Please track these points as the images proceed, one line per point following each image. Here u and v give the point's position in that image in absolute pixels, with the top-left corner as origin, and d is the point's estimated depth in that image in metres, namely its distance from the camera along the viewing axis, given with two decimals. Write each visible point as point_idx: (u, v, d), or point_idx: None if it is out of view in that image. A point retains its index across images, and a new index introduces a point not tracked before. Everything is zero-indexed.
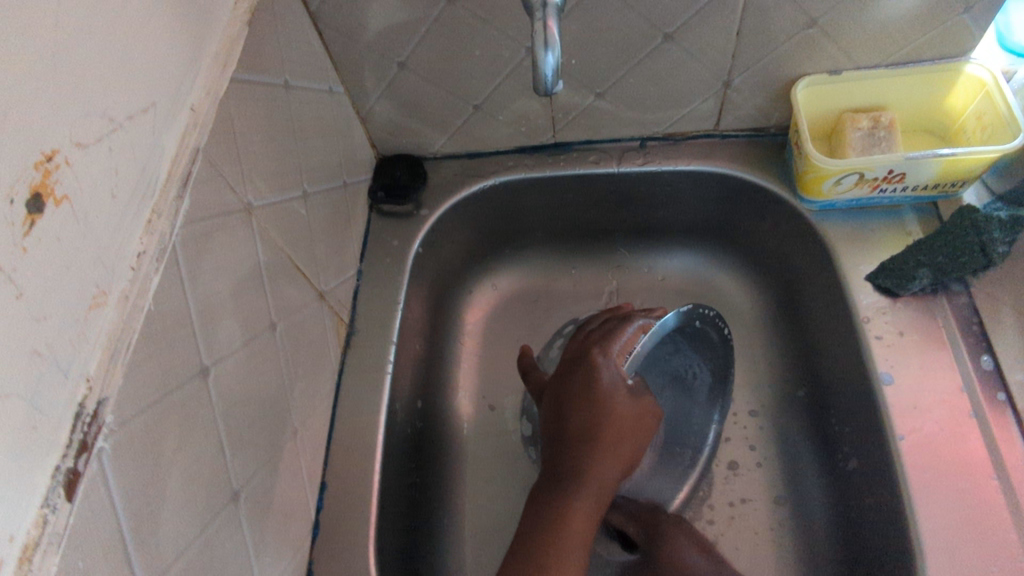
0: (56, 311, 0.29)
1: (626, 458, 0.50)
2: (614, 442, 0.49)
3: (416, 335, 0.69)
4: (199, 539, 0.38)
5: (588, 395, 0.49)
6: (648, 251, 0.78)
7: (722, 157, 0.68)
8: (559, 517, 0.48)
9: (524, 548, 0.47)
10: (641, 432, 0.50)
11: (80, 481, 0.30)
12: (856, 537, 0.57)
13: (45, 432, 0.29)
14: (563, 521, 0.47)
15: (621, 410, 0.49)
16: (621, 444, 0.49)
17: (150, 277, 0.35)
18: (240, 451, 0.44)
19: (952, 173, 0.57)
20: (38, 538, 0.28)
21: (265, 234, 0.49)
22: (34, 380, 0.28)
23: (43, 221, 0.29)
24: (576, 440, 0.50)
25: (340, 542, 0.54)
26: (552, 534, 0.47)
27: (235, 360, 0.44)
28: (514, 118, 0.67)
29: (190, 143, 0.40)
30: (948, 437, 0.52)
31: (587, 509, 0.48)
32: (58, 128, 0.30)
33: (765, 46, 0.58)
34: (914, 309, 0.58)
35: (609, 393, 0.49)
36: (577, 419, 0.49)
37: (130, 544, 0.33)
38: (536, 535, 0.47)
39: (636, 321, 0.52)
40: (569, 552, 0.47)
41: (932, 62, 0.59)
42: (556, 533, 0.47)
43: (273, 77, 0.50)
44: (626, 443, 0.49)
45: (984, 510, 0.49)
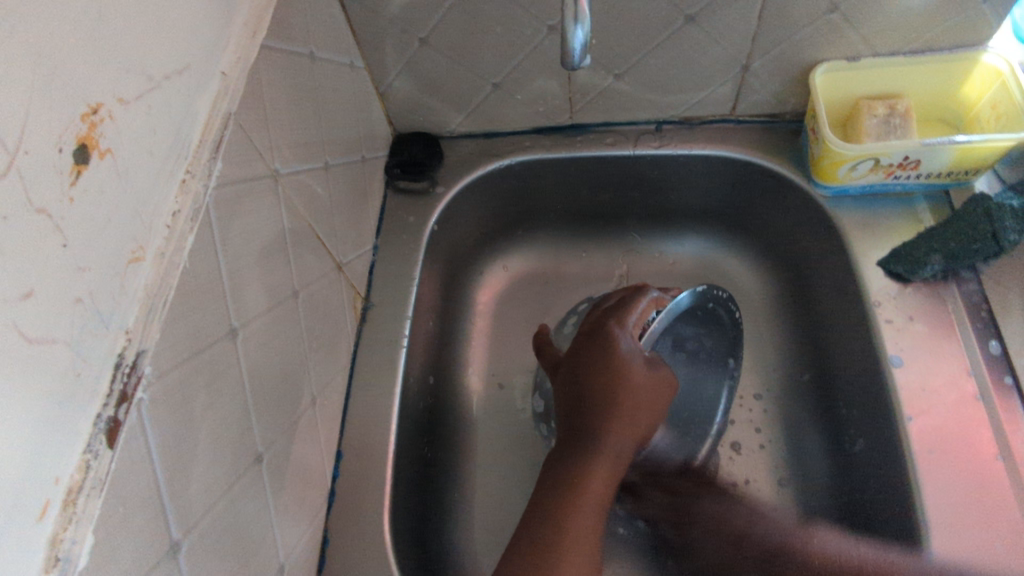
0: (98, 263, 0.30)
1: (642, 429, 0.51)
2: (630, 411, 0.50)
3: (429, 311, 0.69)
4: (226, 496, 0.39)
5: (606, 364, 0.50)
6: (659, 235, 0.79)
7: (737, 142, 0.69)
8: (577, 486, 0.48)
9: (542, 517, 0.48)
10: (657, 403, 0.51)
11: (120, 430, 0.30)
12: (861, 515, 0.58)
13: (87, 379, 0.29)
14: (580, 489, 0.48)
15: (638, 379, 0.50)
16: (638, 414, 0.50)
17: (185, 236, 0.36)
18: (264, 414, 0.44)
19: (966, 161, 0.58)
20: (81, 482, 0.28)
21: (289, 202, 0.50)
22: (78, 328, 0.29)
23: (88, 172, 0.29)
24: (592, 410, 0.50)
25: (355, 511, 0.55)
26: (570, 503, 0.48)
27: (260, 324, 0.44)
28: (532, 97, 0.67)
29: (222, 107, 0.40)
30: (955, 419, 0.53)
31: (604, 477, 0.49)
32: (101, 82, 0.30)
33: (785, 30, 0.58)
34: (925, 294, 0.59)
35: (625, 362, 0.50)
36: (594, 389, 0.50)
37: (164, 496, 0.34)
38: (554, 502, 0.48)
39: (650, 294, 0.55)
40: (587, 520, 0.47)
41: (949, 51, 0.59)
42: (574, 501, 0.48)
43: (300, 47, 0.51)
44: (642, 414, 0.51)
45: (989, 490, 0.50)
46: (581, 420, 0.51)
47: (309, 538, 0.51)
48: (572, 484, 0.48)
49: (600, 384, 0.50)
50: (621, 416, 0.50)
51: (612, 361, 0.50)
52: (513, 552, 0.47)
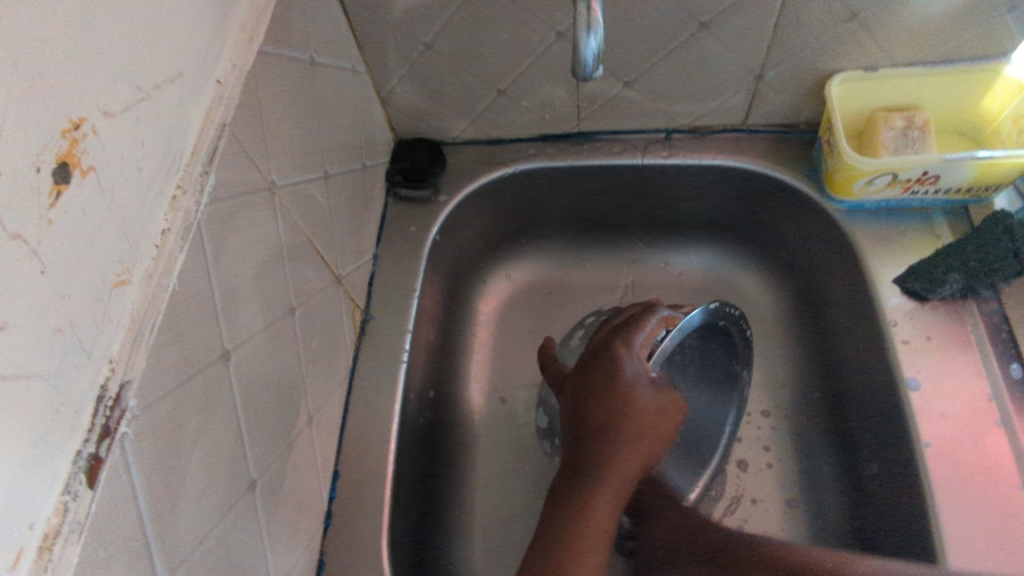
0: (80, 289, 0.28)
1: (646, 456, 0.49)
2: (634, 435, 0.49)
3: (430, 324, 0.67)
4: (216, 528, 0.37)
5: (611, 385, 0.49)
6: (666, 246, 0.77)
7: (749, 152, 0.67)
8: (580, 511, 0.46)
9: (544, 545, 0.45)
10: (662, 428, 0.50)
11: (101, 467, 0.28)
12: (875, 541, 0.56)
13: (66, 415, 0.27)
14: (583, 515, 0.46)
15: (643, 402, 0.49)
16: (641, 440, 0.49)
17: (175, 256, 0.34)
18: (258, 438, 0.42)
19: (987, 176, 0.56)
20: (58, 526, 0.26)
21: (286, 215, 0.47)
22: (57, 361, 0.27)
23: (69, 192, 0.27)
24: (597, 432, 0.49)
25: (351, 533, 0.53)
26: (571, 531, 0.45)
27: (255, 344, 0.42)
28: (539, 104, 0.65)
29: (216, 117, 0.38)
30: (975, 446, 0.51)
31: (607, 504, 0.47)
32: (84, 94, 0.28)
33: (802, 39, 0.56)
34: (943, 313, 0.57)
35: (632, 384, 0.49)
36: (599, 411, 0.49)
37: (150, 534, 0.32)
38: (557, 529, 0.45)
39: (659, 312, 0.53)
40: (590, 548, 0.45)
41: (971, 62, 0.57)
42: (578, 528, 0.45)
43: (299, 52, 0.48)
44: (647, 440, 0.49)
45: (1011, 521, 0.48)
46: (586, 443, 0.49)
47: (304, 563, 0.49)
48: (575, 509, 0.46)
49: (605, 406, 0.49)
50: (627, 440, 0.48)
51: (619, 384, 0.49)
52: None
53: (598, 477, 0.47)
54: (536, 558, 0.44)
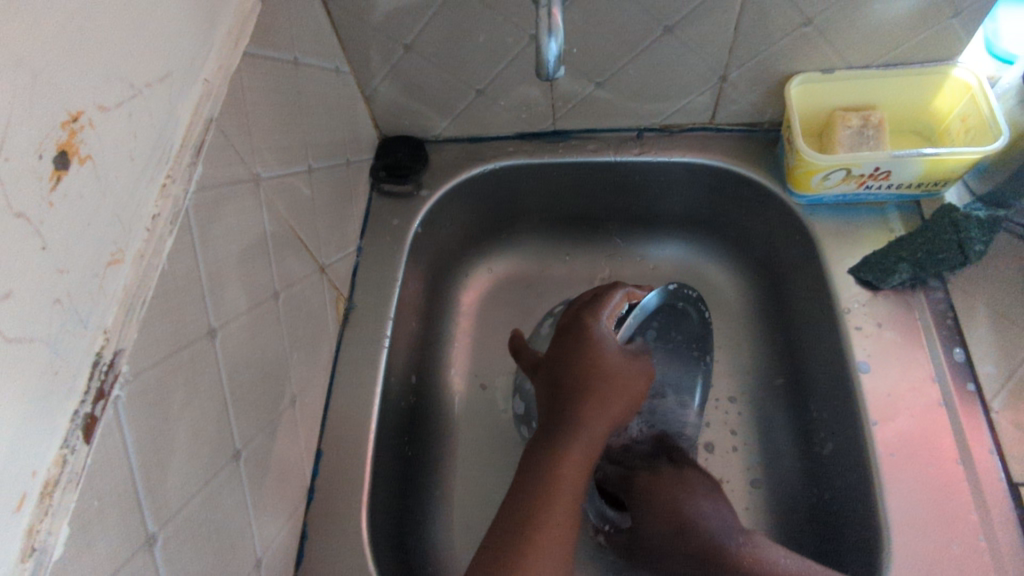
0: (76, 265, 0.31)
1: (615, 416, 0.52)
2: (603, 397, 0.51)
3: (412, 312, 0.70)
4: (202, 491, 0.40)
5: (583, 350, 0.53)
6: (640, 240, 0.80)
7: (716, 150, 0.70)
8: (550, 469, 0.48)
9: (520, 499, 0.47)
10: (629, 390, 0.53)
11: (96, 426, 0.31)
12: (827, 519, 0.59)
13: (65, 377, 0.30)
14: (554, 473, 0.48)
15: (612, 363, 0.53)
16: (610, 401, 0.51)
17: (164, 239, 0.37)
18: (243, 412, 0.45)
19: (936, 171, 0.59)
20: (57, 475, 0.30)
21: (270, 205, 0.51)
22: (57, 328, 0.30)
23: (68, 177, 0.30)
24: (566, 396, 0.51)
25: (333, 507, 0.56)
26: (543, 488, 0.47)
27: (240, 324, 0.45)
28: (516, 104, 0.68)
29: (203, 113, 0.41)
30: (919, 424, 0.55)
31: (578, 461, 0.49)
32: (82, 90, 0.31)
33: (761, 42, 0.60)
34: (893, 302, 0.61)
35: (598, 350, 0.52)
36: (569, 375, 0.52)
37: (141, 490, 0.35)
38: (529, 486, 0.48)
39: (624, 287, 0.58)
40: (561, 503, 0.47)
41: (921, 64, 0.61)
42: (549, 485, 0.48)
43: (284, 53, 0.52)
44: (614, 402, 0.52)
45: (949, 493, 0.51)
46: (556, 408, 0.52)
47: (287, 534, 0.52)
48: (546, 468, 0.48)
49: (578, 368, 0.52)
50: (595, 402, 0.51)
51: (588, 350, 0.52)
52: (491, 536, 0.46)
53: (567, 437, 0.50)
54: (510, 514, 0.47)
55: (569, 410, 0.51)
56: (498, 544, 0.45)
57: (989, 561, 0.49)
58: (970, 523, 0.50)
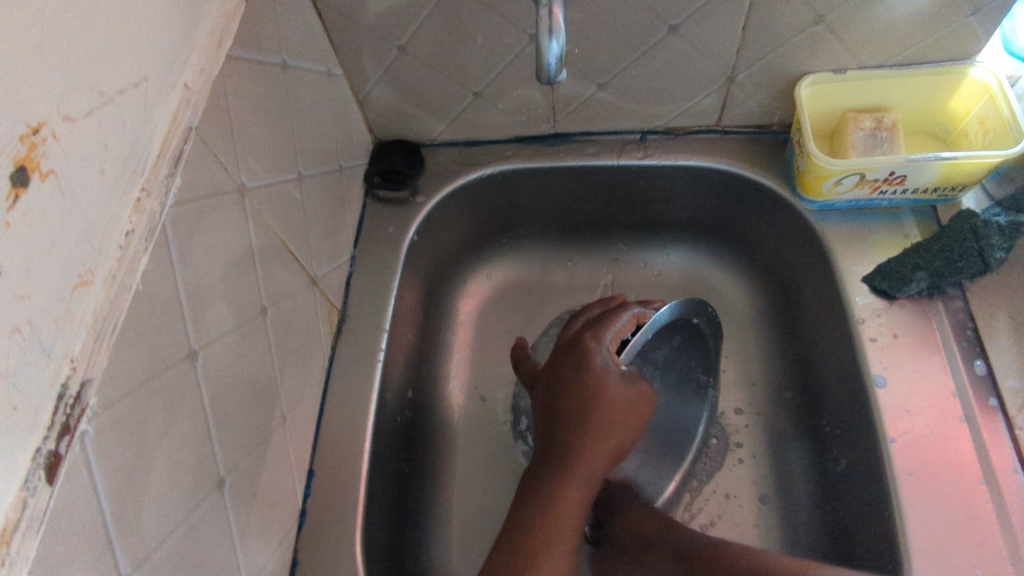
0: (37, 290, 0.28)
1: (615, 448, 0.49)
2: (602, 429, 0.48)
3: (409, 323, 0.68)
4: (183, 524, 0.38)
5: (580, 378, 0.50)
6: (644, 246, 0.78)
7: (723, 153, 0.67)
8: (547, 503, 0.46)
9: (512, 539, 0.45)
10: (632, 421, 0.50)
11: (61, 465, 0.29)
12: (844, 539, 0.57)
13: (26, 413, 0.28)
14: (551, 508, 0.46)
15: (612, 395, 0.49)
16: (610, 434, 0.49)
17: (139, 257, 0.35)
18: (228, 436, 0.43)
19: (953, 176, 0.57)
20: (16, 521, 0.27)
21: (258, 215, 0.48)
22: (16, 359, 0.27)
23: (28, 195, 0.28)
24: (564, 426, 0.49)
25: (326, 531, 0.54)
26: (539, 522, 0.46)
27: (224, 343, 0.43)
28: (515, 106, 0.66)
29: (183, 121, 0.39)
30: (939, 441, 0.52)
31: (576, 496, 0.47)
32: (44, 100, 0.29)
33: (771, 42, 0.57)
34: (910, 312, 0.58)
35: (599, 377, 0.49)
36: (568, 407, 0.49)
37: (112, 528, 0.32)
38: (525, 521, 0.46)
39: (631, 308, 0.54)
40: (557, 540, 0.45)
41: (937, 64, 0.58)
42: (544, 521, 0.46)
43: (271, 56, 0.49)
44: (615, 435, 0.49)
45: (970, 516, 0.49)
46: (555, 437, 0.49)
47: (277, 560, 0.50)
48: (543, 501, 0.46)
49: (575, 399, 0.49)
50: (595, 431, 0.48)
51: (588, 379, 0.49)
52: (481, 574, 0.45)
53: (565, 471, 0.47)
54: (505, 550, 0.45)
55: (569, 441, 0.48)
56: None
57: None
58: (995, 549, 0.48)
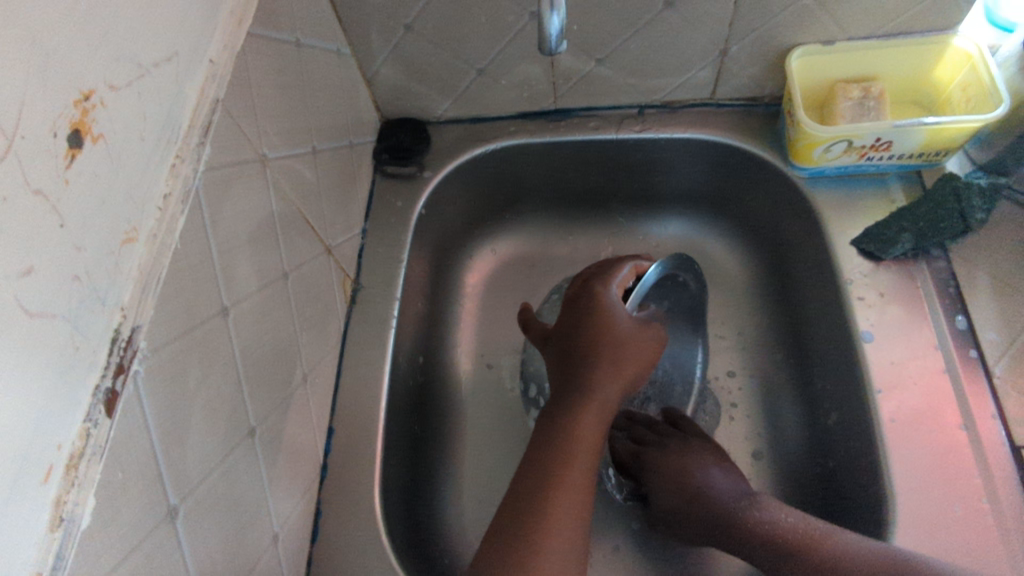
0: (93, 244, 0.31)
1: (627, 381, 0.52)
2: (613, 363, 0.51)
3: (418, 293, 0.71)
4: (221, 465, 0.41)
5: (593, 318, 0.53)
6: (643, 217, 0.81)
7: (718, 125, 0.70)
8: (567, 430, 0.49)
9: (537, 466, 0.48)
10: (643, 357, 0.53)
11: (118, 401, 0.32)
12: (833, 486, 0.60)
13: (86, 353, 0.31)
14: (573, 435, 0.49)
15: (624, 331, 0.52)
16: (624, 368, 0.52)
17: (176, 218, 0.37)
18: (256, 389, 0.46)
19: (937, 141, 0.59)
20: (82, 448, 0.30)
21: (278, 185, 0.51)
22: (75, 305, 0.30)
23: (82, 155, 0.31)
24: (581, 363, 0.52)
25: (346, 485, 0.57)
26: (563, 449, 0.48)
27: (251, 303, 0.46)
28: (517, 83, 0.68)
29: (210, 94, 0.41)
30: (922, 390, 0.55)
31: (592, 423, 0.50)
32: (93, 69, 0.31)
33: (761, 16, 0.59)
34: (896, 271, 0.61)
35: (608, 314, 0.53)
36: (584, 345, 0.52)
37: (161, 462, 0.36)
38: (545, 445, 0.49)
39: (630, 261, 0.58)
40: (579, 462, 0.48)
41: (921, 35, 0.61)
42: (567, 447, 0.48)
43: (286, 34, 0.52)
44: (630, 366, 0.52)
45: (952, 456, 0.52)
46: (570, 373, 0.52)
47: (302, 510, 0.53)
48: (562, 428, 0.49)
49: (590, 338, 0.52)
50: (608, 365, 0.51)
51: (599, 319, 0.53)
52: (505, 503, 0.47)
53: (585, 401, 0.50)
54: (530, 476, 0.47)
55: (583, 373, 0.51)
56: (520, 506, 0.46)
57: (991, 521, 0.49)
58: (970, 488, 0.51)
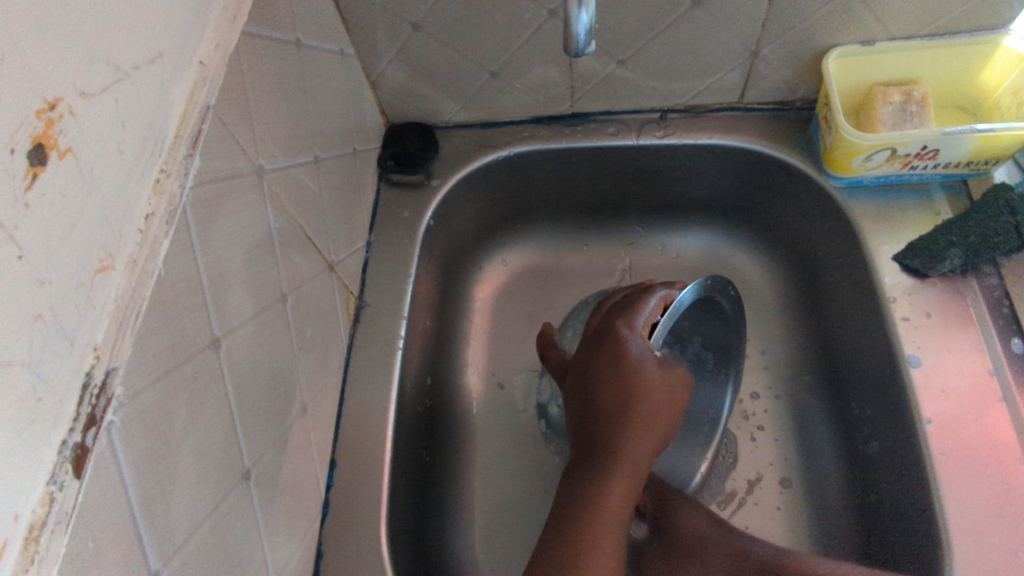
0: (59, 275, 0.27)
1: (659, 440, 0.49)
2: (644, 421, 0.47)
3: (426, 310, 0.67)
4: (211, 517, 0.37)
5: (617, 368, 0.48)
6: (664, 228, 0.76)
7: (746, 130, 0.66)
8: (594, 505, 0.45)
9: (562, 537, 0.44)
10: (672, 409, 0.49)
11: (88, 458, 0.28)
12: (876, 521, 0.56)
13: (51, 404, 0.27)
14: (598, 505, 0.45)
15: (652, 383, 0.47)
16: (654, 424, 0.48)
17: (160, 241, 0.33)
18: (251, 426, 0.42)
19: (988, 150, 0.55)
20: (44, 518, 0.26)
21: (275, 198, 0.47)
22: (38, 349, 0.26)
23: (47, 174, 0.26)
24: (605, 420, 0.48)
25: (349, 523, 0.52)
26: (588, 519, 0.45)
27: (245, 331, 0.41)
28: (532, 85, 0.64)
29: (200, 100, 0.37)
30: (976, 421, 0.51)
31: (623, 493, 0.46)
32: (60, 73, 0.27)
33: (798, 14, 0.55)
34: (942, 289, 0.57)
35: (636, 367, 0.47)
36: (608, 398, 0.48)
37: (141, 523, 0.31)
38: (574, 516, 0.45)
39: (658, 292, 0.52)
40: (607, 536, 0.45)
41: (969, 34, 0.56)
42: (593, 519, 0.45)
43: (285, 33, 0.47)
44: (659, 423, 0.48)
45: (1011, 495, 0.48)
46: (594, 434, 0.48)
47: (302, 553, 0.49)
48: (589, 504, 0.45)
49: (614, 389, 0.47)
50: (635, 427, 0.47)
51: (622, 372, 0.47)
52: (526, 574, 0.44)
53: (610, 467, 0.46)
54: (555, 546, 0.44)
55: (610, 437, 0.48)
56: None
57: None
58: None
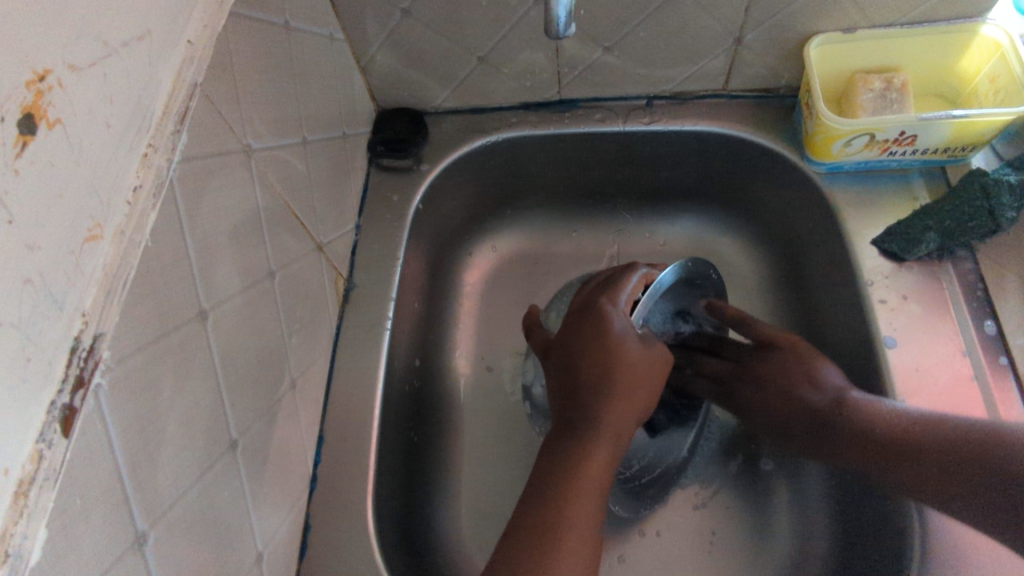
0: (49, 242, 0.28)
1: (638, 412, 0.50)
2: (625, 392, 0.49)
3: (415, 293, 0.68)
4: (198, 483, 0.38)
5: (599, 343, 0.49)
6: (651, 215, 0.77)
7: (730, 118, 0.67)
8: (575, 471, 0.46)
9: (540, 503, 0.45)
10: (651, 383, 0.50)
11: (76, 418, 0.29)
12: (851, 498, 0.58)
13: (40, 364, 0.28)
14: (578, 471, 0.46)
15: (633, 358, 0.48)
16: (634, 395, 0.49)
17: (147, 213, 0.34)
18: (239, 398, 0.43)
19: (965, 135, 0.56)
20: (33, 473, 0.27)
21: (263, 177, 0.48)
22: (28, 310, 0.27)
23: (37, 143, 0.27)
24: (587, 392, 0.49)
25: (337, 498, 0.54)
26: (568, 485, 0.46)
27: (233, 305, 0.43)
28: (520, 71, 0.65)
29: (188, 78, 0.38)
30: (949, 401, 0.52)
31: (603, 460, 0.47)
32: (50, 46, 0.28)
33: (779, 2, 0.56)
34: (919, 273, 0.58)
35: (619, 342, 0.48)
36: (589, 370, 0.49)
37: (128, 484, 0.32)
38: (554, 483, 0.46)
39: (640, 270, 0.53)
40: (587, 502, 0.46)
41: (947, 23, 0.57)
42: (573, 484, 0.46)
43: (274, 16, 0.48)
44: (639, 395, 0.49)
45: None
46: (575, 405, 0.49)
47: (290, 525, 0.50)
48: (570, 471, 0.46)
49: (596, 362, 0.49)
50: (616, 398, 0.48)
51: (603, 346, 0.49)
52: (506, 539, 0.45)
53: (591, 434, 0.48)
54: (535, 512, 0.45)
55: (590, 410, 0.49)
56: (522, 544, 0.44)
57: None
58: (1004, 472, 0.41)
